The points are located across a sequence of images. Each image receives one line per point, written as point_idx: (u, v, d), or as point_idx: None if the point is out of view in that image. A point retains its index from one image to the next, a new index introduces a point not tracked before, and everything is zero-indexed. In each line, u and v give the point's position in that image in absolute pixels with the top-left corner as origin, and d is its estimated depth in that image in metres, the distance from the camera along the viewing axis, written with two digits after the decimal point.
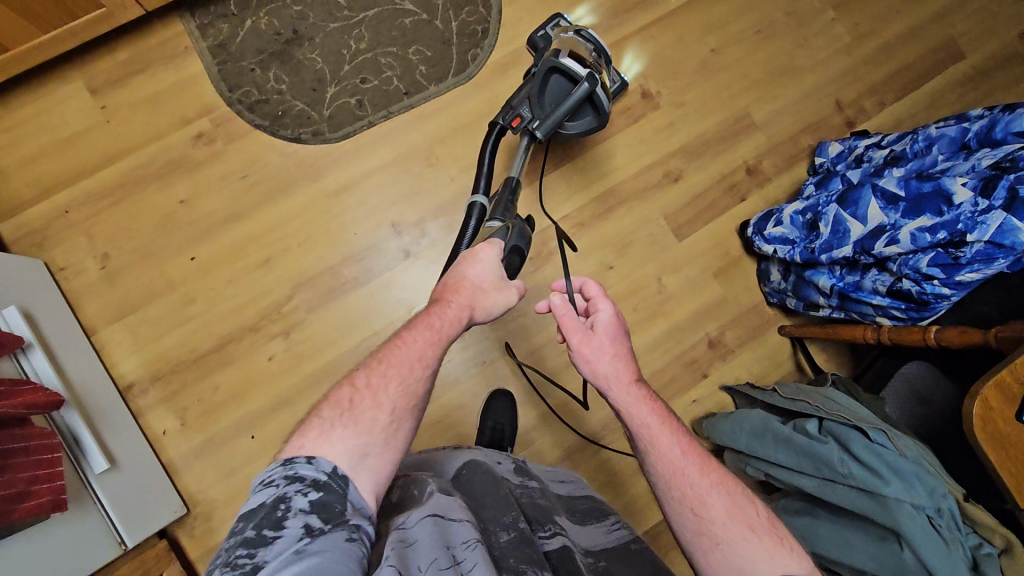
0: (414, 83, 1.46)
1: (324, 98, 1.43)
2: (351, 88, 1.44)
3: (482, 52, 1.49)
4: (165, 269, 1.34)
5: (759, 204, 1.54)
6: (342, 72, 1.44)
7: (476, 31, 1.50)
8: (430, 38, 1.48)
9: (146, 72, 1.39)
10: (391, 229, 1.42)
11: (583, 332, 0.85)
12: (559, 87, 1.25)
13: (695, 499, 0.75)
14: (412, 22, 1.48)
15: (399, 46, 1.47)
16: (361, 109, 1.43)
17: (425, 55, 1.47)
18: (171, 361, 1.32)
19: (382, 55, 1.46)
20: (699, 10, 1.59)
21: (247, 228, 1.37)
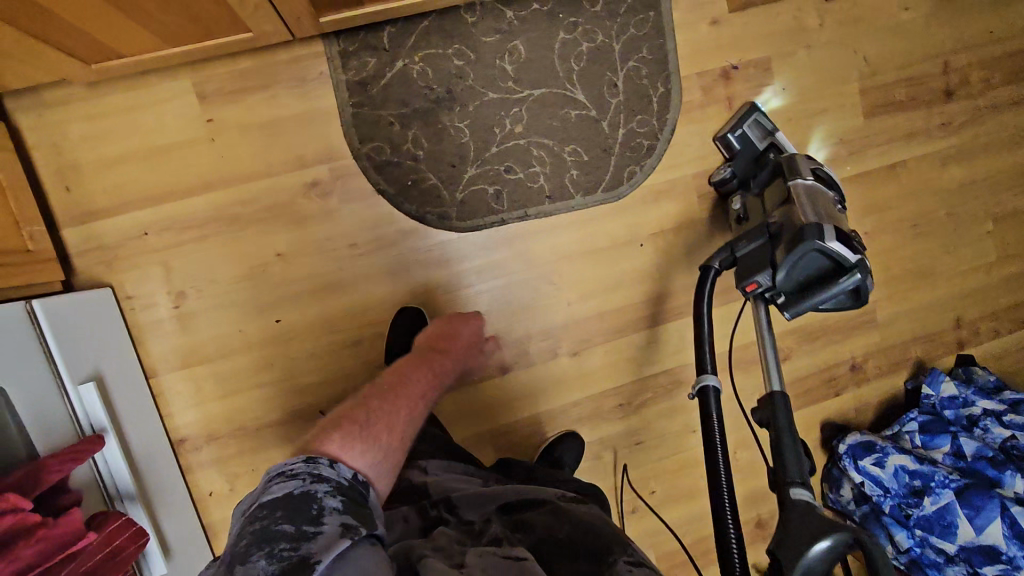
0: (559, 187, 1.30)
1: (461, 178, 1.26)
2: (493, 175, 1.27)
3: (640, 172, 1.34)
4: (243, 326, 1.20)
5: (849, 402, 1.51)
6: (488, 153, 1.26)
7: (641, 145, 1.33)
8: (590, 140, 1.31)
9: (270, 91, 1.17)
10: (493, 341, 1.31)
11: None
12: (815, 265, 1.01)
13: None
14: (577, 116, 1.30)
15: (555, 140, 1.29)
16: (497, 202, 1.28)
17: (580, 159, 1.31)
18: (229, 425, 1.21)
19: (535, 145, 1.28)
20: (866, 187, 1.47)
21: (344, 303, 1.24)
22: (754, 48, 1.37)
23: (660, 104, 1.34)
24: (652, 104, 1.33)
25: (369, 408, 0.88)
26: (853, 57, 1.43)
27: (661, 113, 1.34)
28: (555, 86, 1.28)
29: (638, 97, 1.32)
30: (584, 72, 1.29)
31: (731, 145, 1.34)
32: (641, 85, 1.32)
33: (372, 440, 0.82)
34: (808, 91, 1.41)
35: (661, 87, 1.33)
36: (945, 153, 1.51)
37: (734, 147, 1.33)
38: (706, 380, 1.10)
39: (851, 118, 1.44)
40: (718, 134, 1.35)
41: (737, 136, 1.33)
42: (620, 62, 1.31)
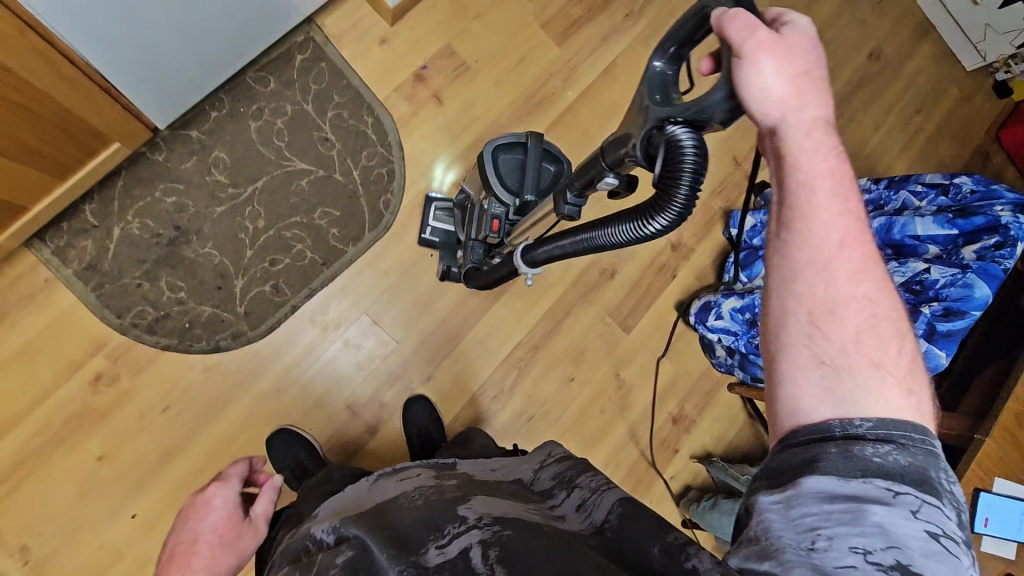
0: (329, 250, 1.34)
1: (234, 293, 1.28)
2: (262, 273, 1.30)
3: (394, 196, 1.40)
4: (103, 539, 1.17)
5: (689, 277, 1.61)
6: (246, 259, 1.29)
7: (380, 175, 1.40)
8: (333, 196, 1.36)
9: (6, 321, 1.16)
10: (349, 410, 1.33)
11: (799, 81, 0.54)
12: (513, 166, 0.96)
13: (822, 302, 0.54)
14: (310, 182, 1.35)
15: (302, 212, 1.34)
16: (280, 293, 1.30)
17: (334, 216, 1.36)
18: None
19: (286, 228, 1.32)
20: (595, 97, 1.58)
21: (189, 461, 1.22)
22: (431, 44, 1.47)
23: (378, 133, 1.41)
24: (370, 137, 1.40)
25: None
26: (520, 5, 1.55)
27: (382, 140, 1.41)
28: (274, 168, 1.33)
29: (355, 138, 1.39)
30: (294, 143, 1.35)
31: (432, 240, 1.38)
32: (350, 127, 1.39)
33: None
34: (499, 51, 1.52)
35: (369, 119, 1.40)
36: (643, 35, 1.65)
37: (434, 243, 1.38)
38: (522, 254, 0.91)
39: (549, 52, 1.56)
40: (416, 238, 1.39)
41: (431, 232, 1.38)
42: (321, 117, 1.37)
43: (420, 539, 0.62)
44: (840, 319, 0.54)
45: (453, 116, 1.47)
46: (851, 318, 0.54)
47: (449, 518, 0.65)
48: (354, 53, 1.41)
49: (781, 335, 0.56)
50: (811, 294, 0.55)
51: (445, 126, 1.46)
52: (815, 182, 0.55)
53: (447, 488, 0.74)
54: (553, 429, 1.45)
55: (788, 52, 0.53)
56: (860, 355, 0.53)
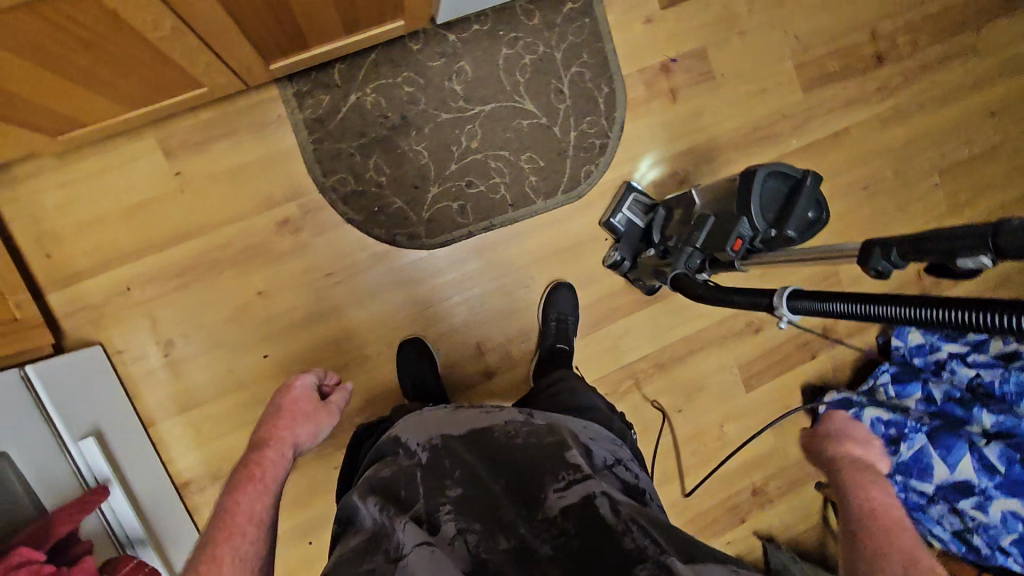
0: (520, 195, 1.36)
1: (425, 198, 1.31)
2: (456, 190, 1.32)
3: (597, 170, 1.39)
4: (234, 365, 1.24)
5: (826, 364, 1.56)
6: (448, 171, 1.32)
7: (593, 145, 1.39)
8: (545, 147, 1.37)
9: (231, 137, 1.22)
10: (476, 349, 1.36)
11: (858, 444, 0.85)
12: (775, 195, 0.93)
13: (879, 522, 0.68)
14: (529, 125, 1.35)
15: (511, 150, 1.35)
16: (463, 216, 1.33)
17: (536, 165, 1.36)
18: (229, 463, 1.25)
19: (493, 158, 1.34)
20: (816, 156, 1.53)
21: (327, 330, 1.28)
22: (690, 40, 1.44)
23: (607, 104, 1.40)
24: (599, 105, 1.39)
25: (217, 548, 0.69)
26: (787, 37, 1.50)
27: (608, 112, 1.39)
28: (504, 99, 1.34)
29: (585, 100, 1.38)
30: (531, 83, 1.36)
31: (615, 230, 1.37)
32: (586, 88, 1.38)
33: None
34: (747, 74, 1.48)
35: (605, 87, 1.39)
36: (887, 115, 1.58)
37: (618, 231, 1.36)
38: (784, 293, 0.81)
39: (792, 94, 1.51)
40: (601, 218, 1.39)
41: (620, 220, 1.36)
42: (563, 68, 1.37)
43: (541, 484, 0.67)
44: (923, 566, 0.60)
45: (679, 118, 1.44)
46: (920, 564, 0.60)
47: (560, 463, 0.68)
48: (619, 20, 1.39)
49: (863, 537, 0.67)
50: (882, 530, 0.66)
51: (669, 124, 1.44)
52: (869, 488, 0.76)
53: (542, 432, 0.74)
54: (642, 450, 1.44)
55: (855, 426, 0.88)
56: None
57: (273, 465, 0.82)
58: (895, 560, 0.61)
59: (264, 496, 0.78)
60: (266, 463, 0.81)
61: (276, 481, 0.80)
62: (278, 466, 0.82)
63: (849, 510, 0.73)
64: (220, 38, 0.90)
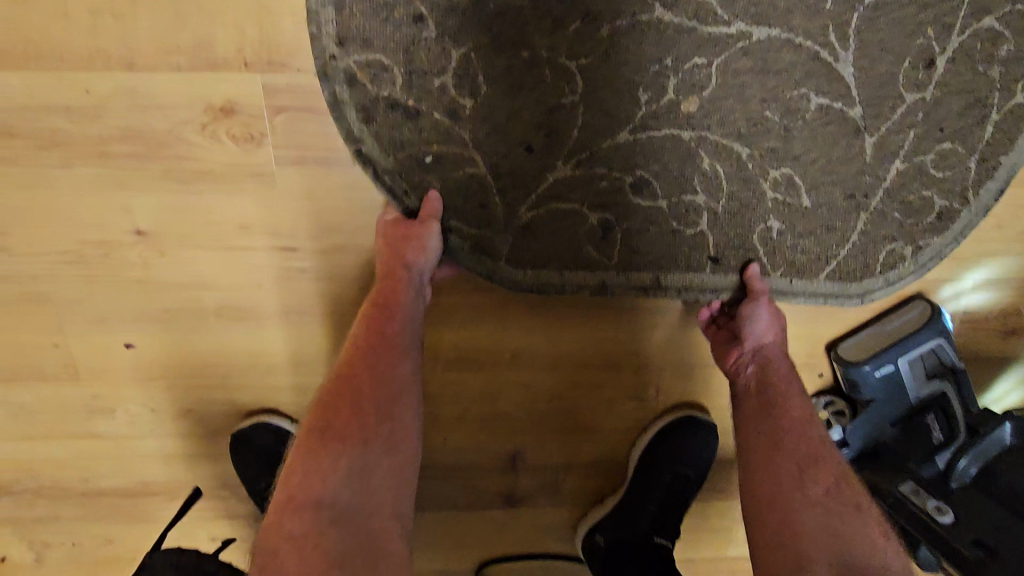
0: (729, 246, 0.66)
1: (541, 176, 0.63)
2: (606, 188, 0.64)
3: (895, 258, 0.67)
4: (66, 337, 0.64)
5: None
6: (608, 141, 0.63)
7: (922, 209, 0.66)
8: (820, 168, 0.65)
9: None
10: (507, 457, 0.76)
11: (770, 324, 0.63)
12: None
13: (784, 476, 0.56)
14: (820, 109, 0.63)
15: (760, 148, 0.64)
16: (598, 245, 0.65)
17: (790, 199, 0.65)
18: (33, 477, 0.71)
19: (709, 152, 0.64)
20: None
21: (257, 342, 0.66)
22: None
23: (998, 132, 0.65)
24: (966, 131, 0.65)
25: (358, 418, 0.54)
26: None
27: (989, 152, 0.65)
28: (802, 29, 0.61)
29: (963, 104, 0.64)
30: (879, 16, 0.62)
31: (859, 385, 0.68)
32: (977, 79, 0.64)
33: (323, 488, 0.50)
34: None
35: (1016, 96, 0.64)
36: None
37: (865, 393, 0.68)
38: None
39: None
40: (841, 347, 0.69)
41: (880, 372, 0.67)
42: (960, 18, 0.62)
43: None
44: (812, 461, 0.56)
45: None
46: (826, 463, 0.56)
47: None
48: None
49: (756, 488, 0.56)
50: (793, 483, 0.55)
51: None
52: (807, 416, 0.59)
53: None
54: None
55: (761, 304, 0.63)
56: (837, 514, 0.53)
57: (388, 341, 0.57)
58: (750, 475, 0.57)
59: (396, 383, 0.56)
60: (381, 336, 0.57)
61: (415, 341, 0.58)
62: (405, 324, 0.58)
63: (740, 424, 0.60)
64: None
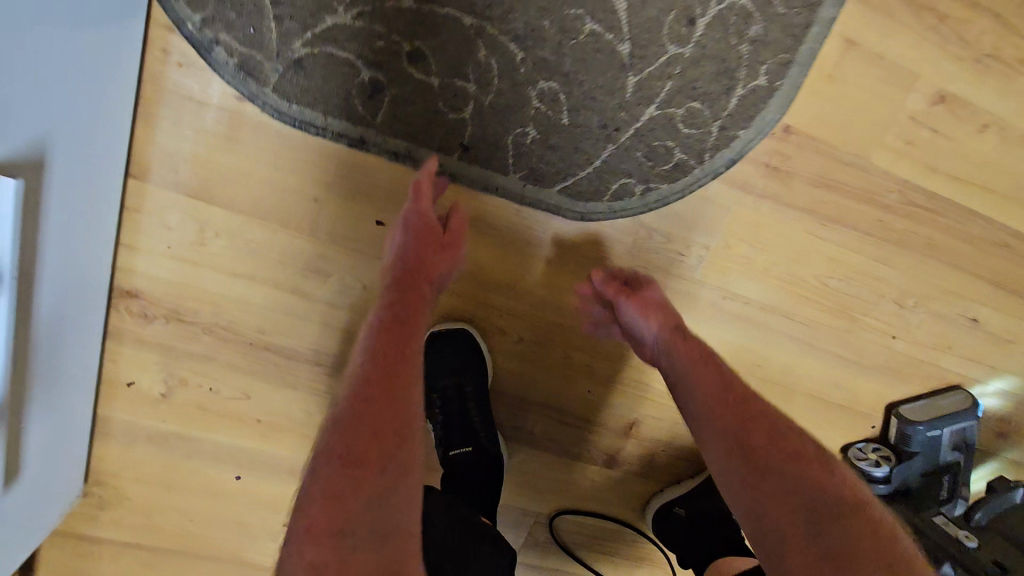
0: (486, 138, 0.68)
1: (312, 19, 0.62)
2: (382, 51, 0.64)
3: (636, 187, 0.72)
4: (327, 195, 0.68)
5: None
6: (386, 9, 0.62)
7: (676, 148, 0.71)
8: (582, 93, 0.67)
9: None
10: (627, 422, 0.86)
11: (652, 308, 0.67)
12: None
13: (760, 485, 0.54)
14: (589, 34, 0.65)
15: (485, 6, 0.63)
16: (364, 103, 0.65)
17: (552, 112, 0.68)
18: (212, 314, 0.71)
19: (484, 44, 0.64)
20: None
21: (490, 257, 0.74)
22: None
23: (743, 106, 0.70)
24: (728, 98, 0.70)
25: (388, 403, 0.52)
26: None
27: (710, 41, 0.67)
28: None
29: (711, 69, 0.68)
30: None
31: (909, 438, 0.87)
32: (730, 49, 0.68)
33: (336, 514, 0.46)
34: None
35: (760, 77, 0.69)
36: None
37: (912, 446, 0.87)
38: None
39: None
40: (903, 408, 0.89)
41: (928, 433, 0.87)
42: None
43: None
44: (777, 452, 0.55)
45: None
46: (770, 449, 0.55)
47: None
48: (881, 20, 0.69)
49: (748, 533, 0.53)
50: (775, 503, 0.52)
51: None
52: (733, 381, 0.61)
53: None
54: None
55: (639, 296, 0.68)
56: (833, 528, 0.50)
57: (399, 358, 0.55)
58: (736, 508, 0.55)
59: (408, 386, 0.54)
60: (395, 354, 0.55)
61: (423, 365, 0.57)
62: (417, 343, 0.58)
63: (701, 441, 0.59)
64: None
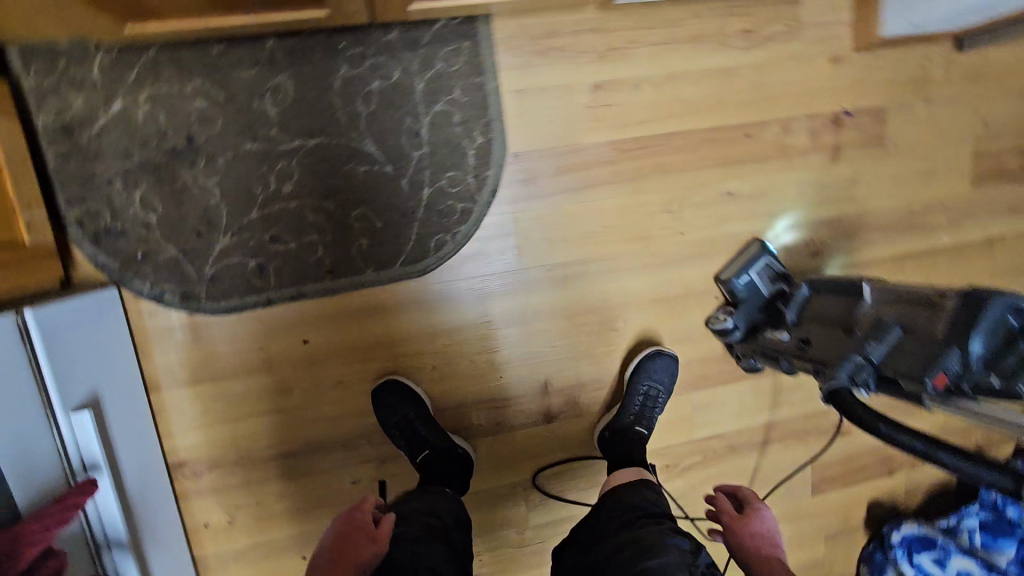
0: (343, 259, 1.03)
1: (208, 250, 0.99)
2: (254, 244, 1.00)
3: (447, 236, 1.07)
4: (266, 343, 1.03)
5: (904, 485, 1.41)
6: (245, 221, 0.99)
7: (455, 201, 1.07)
8: (382, 204, 1.04)
9: (331, 77, 0.99)
10: (541, 384, 1.16)
11: (753, 537, 0.86)
12: (1000, 331, 0.75)
13: None
14: (366, 171, 1.03)
15: (298, 189, 1.01)
16: (259, 278, 1.01)
17: (372, 222, 1.04)
18: (235, 452, 1.04)
19: (309, 209, 1.01)
20: (959, 259, 1.35)
21: (386, 326, 1.08)
22: (869, 97, 1.23)
23: (480, 157, 1.07)
24: (467, 159, 1.06)
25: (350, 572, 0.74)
26: (971, 119, 1.30)
27: (437, 135, 1.04)
28: (341, 133, 1.01)
29: (448, 149, 1.05)
30: (375, 115, 1.02)
31: (734, 291, 1.17)
32: (451, 132, 1.05)
33: None
34: (918, 150, 1.28)
35: (479, 137, 1.06)
36: None
37: (739, 295, 1.17)
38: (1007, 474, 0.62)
39: (959, 185, 1.32)
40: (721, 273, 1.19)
41: (743, 282, 1.16)
42: (425, 104, 1.03)
43: None
44: None
45: (836, 181, 1.24)
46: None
47: None
48: (534, 66, 1.06)
49: None
50: None
51: (823, 184, 1.24)
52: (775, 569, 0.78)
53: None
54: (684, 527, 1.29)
55: (749, 521, 0.88)
56: None
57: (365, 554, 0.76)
58: None
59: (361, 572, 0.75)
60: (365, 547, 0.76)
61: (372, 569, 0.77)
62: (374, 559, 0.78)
63: None
64: None
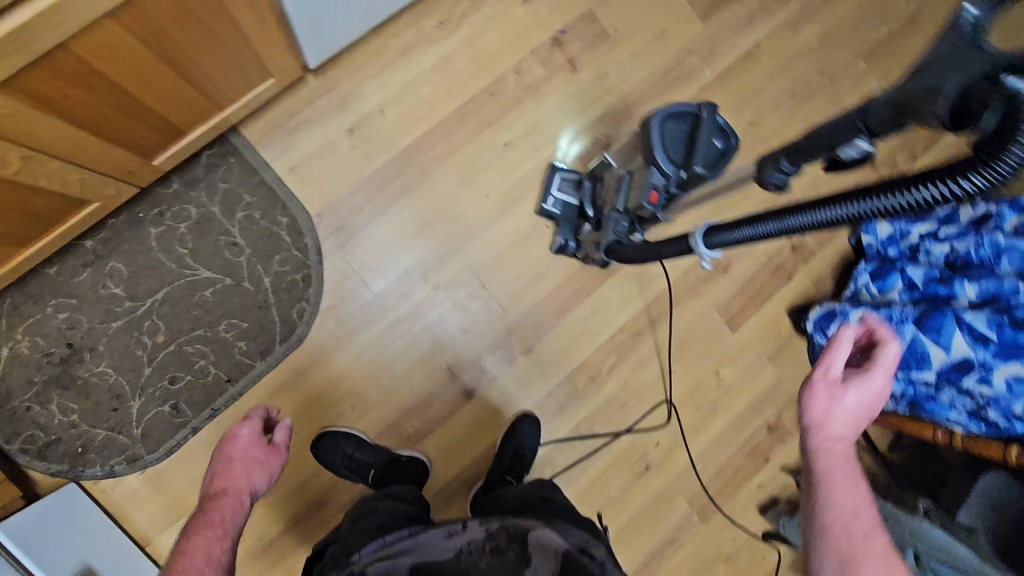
0: (234, 365, 1.22)
1: (129, 416, 1.18)
2: (159, 392, 1.19)
3: (301, 302, 1.26)
4: None
5: (806, 281, 1.53)
6: (143, 378, 1.19)
7: (293, 273, 1.26)
8: (240, 308, 1.23)
9: (147, 240, 1.20)
10: (447, 371, 1.33)
11: (848, 382, 0.65)
12: (679, 132, 0.92)
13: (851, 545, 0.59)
14: (212, 290, 1.22)
15: (169, 333, 1.20)
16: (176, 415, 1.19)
17: (239, 325, 1.23)
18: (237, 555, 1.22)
19: (186, 343, 1.20)
20: (730, 82, 1.50)
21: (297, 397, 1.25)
22: (573, 9, 1.42)
23: (293, 231, 1.26)
24: (283, 238, 1.26)
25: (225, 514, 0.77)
26: None
27: (249, 233, 1.24)
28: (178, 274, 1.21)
29: (265, 239, 1.25)
30: (196, 247, 1.22)
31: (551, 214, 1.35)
32: (260, 226, 1.25)
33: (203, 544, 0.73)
34: (639, 23, 1.46)
35: (284, 217, 1.26)
36: (791, 20, 1.54)
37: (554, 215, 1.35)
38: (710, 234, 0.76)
39: (692, 28, 1.49)
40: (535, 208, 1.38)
41: (551, 203, 1.34)
42: (229, 217, 1.23)
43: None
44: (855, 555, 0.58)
45: (587, 85, 1.42)
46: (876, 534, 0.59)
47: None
48: (294, 143, 1.27)
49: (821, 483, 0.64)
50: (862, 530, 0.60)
51: (577, 93, 1.41)
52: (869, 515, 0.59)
53: (506, 547, 0.77)
54: (638, 417, 1.43)
55: (859, 374, 0.65)
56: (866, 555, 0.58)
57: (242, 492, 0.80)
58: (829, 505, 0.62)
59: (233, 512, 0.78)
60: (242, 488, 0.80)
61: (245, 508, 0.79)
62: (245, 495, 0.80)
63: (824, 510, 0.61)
64: (83, 151, 0.87)
